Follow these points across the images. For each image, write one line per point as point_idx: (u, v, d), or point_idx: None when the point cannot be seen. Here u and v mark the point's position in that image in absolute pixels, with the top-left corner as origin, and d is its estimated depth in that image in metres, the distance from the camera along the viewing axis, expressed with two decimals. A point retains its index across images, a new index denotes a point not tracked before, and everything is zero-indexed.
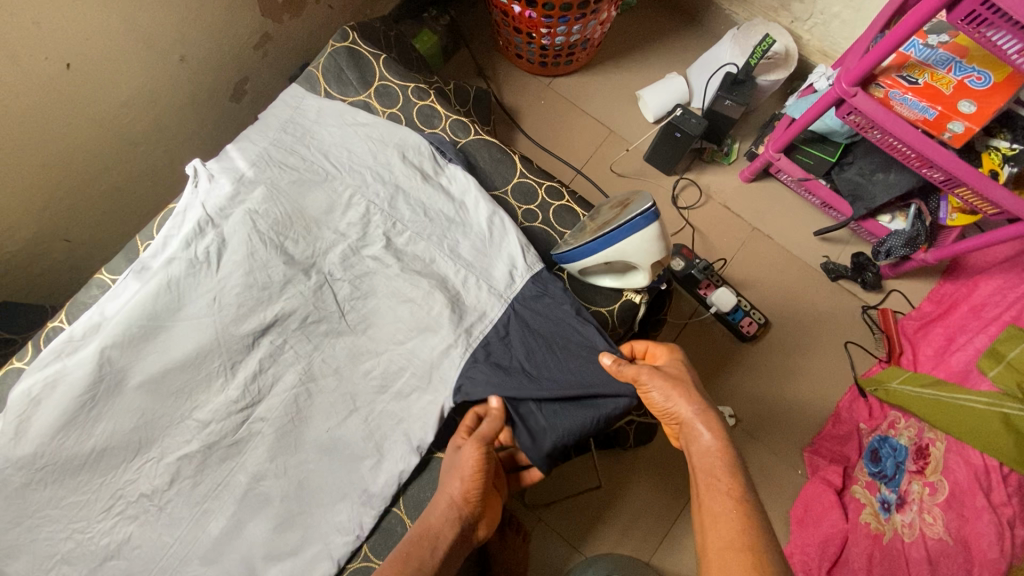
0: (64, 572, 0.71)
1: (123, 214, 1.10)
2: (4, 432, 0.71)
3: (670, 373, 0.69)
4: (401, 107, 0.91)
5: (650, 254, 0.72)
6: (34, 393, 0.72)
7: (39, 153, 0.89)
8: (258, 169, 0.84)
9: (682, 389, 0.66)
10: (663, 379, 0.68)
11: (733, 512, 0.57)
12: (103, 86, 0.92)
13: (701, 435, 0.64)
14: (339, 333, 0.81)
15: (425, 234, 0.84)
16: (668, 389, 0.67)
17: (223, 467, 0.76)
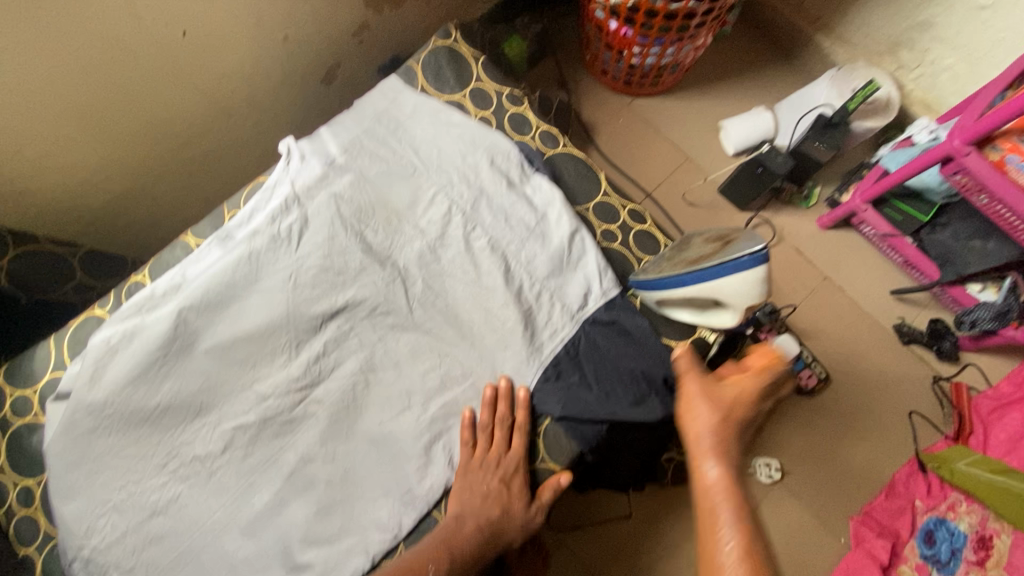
0: (112, 520, 0.73)
1: (209, 180, 1.15)
2: (81, 376, 0.74)
3: (717, 392, 0.68)
4: (494, 110, 0.89)
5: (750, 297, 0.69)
6: (112, 342, 0.75)
7: (143, 114, 0.94)
8: (350, 156, 0.87)
9: (717, 412, 0.66)
10: (707, 395, 0.68)
11: (734, 559, 0.53)
12: (214, 55, 0.96)
13: (711, 465, 0.61)
14: (404, 327, 0.81)
15: (505, 242, 0.81)
16: (709, 406, 0.67)
17: (275, 443, 0.77)
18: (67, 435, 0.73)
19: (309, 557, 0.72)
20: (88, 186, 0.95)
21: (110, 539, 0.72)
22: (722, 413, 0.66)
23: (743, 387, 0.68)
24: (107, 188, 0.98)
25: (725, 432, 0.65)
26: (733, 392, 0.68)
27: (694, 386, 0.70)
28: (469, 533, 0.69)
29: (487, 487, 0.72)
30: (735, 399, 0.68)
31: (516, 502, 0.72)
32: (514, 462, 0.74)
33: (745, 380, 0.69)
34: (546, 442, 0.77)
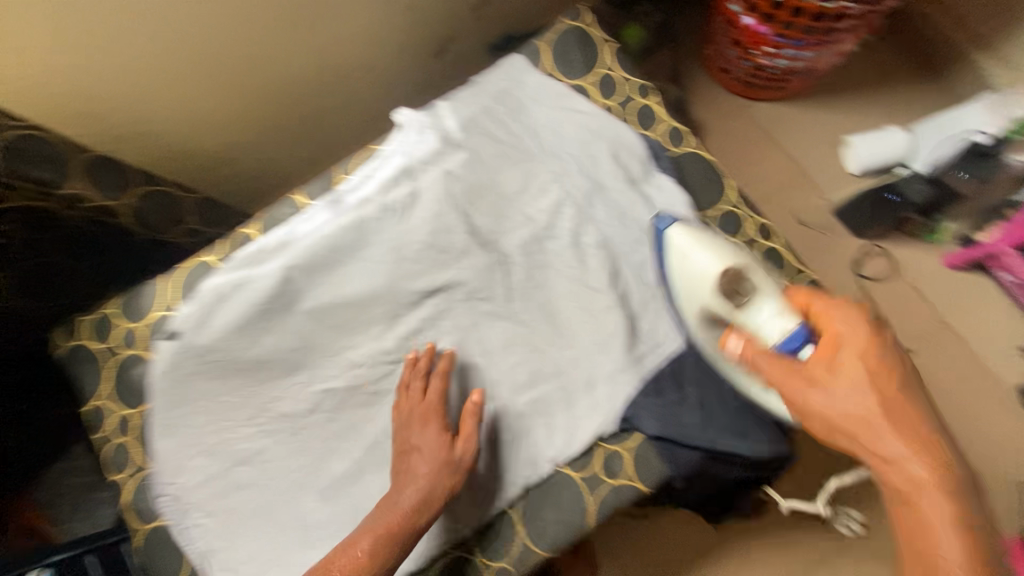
0: (203, 462, 0.75)
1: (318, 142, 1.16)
2: (189, 319, 0.75)
3: (838, 374, 0.57)
4: (619, 100, 0.84)
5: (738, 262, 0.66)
6: (220, 290, 0.75)
7: (265, 70, 0.95)
8: (466, 133, 0.85)
9: (865, 394, 0.55)
10: (834, 384, 0.56)
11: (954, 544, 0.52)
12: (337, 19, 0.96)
13: (884, 445, 0.55)
14: (499, 316, 0.78)
15: (617, 242, 0.76)
16: (842, 396, 0.56)
17: (360, 412, 0.77)
18: (170, 374, 0.75)
19: None
20: (207, 134, 0.98)
21: (197, 479, 0.75)
22: (867, 391, 0.55)
23: (859, 338, 0.58)
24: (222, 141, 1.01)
25: (884, 404, 0.55)
26: (861, 355, 0.57)
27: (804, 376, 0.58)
28: (407, 512, 0.66)
29: (420, 444, 0.70)
30: (869, 364, 0.56)
31: (429, 442, 0.70)
32: (432, 412, 0.72)
33: (865, 334, 0.58)
34: (634, 459, 0.71)
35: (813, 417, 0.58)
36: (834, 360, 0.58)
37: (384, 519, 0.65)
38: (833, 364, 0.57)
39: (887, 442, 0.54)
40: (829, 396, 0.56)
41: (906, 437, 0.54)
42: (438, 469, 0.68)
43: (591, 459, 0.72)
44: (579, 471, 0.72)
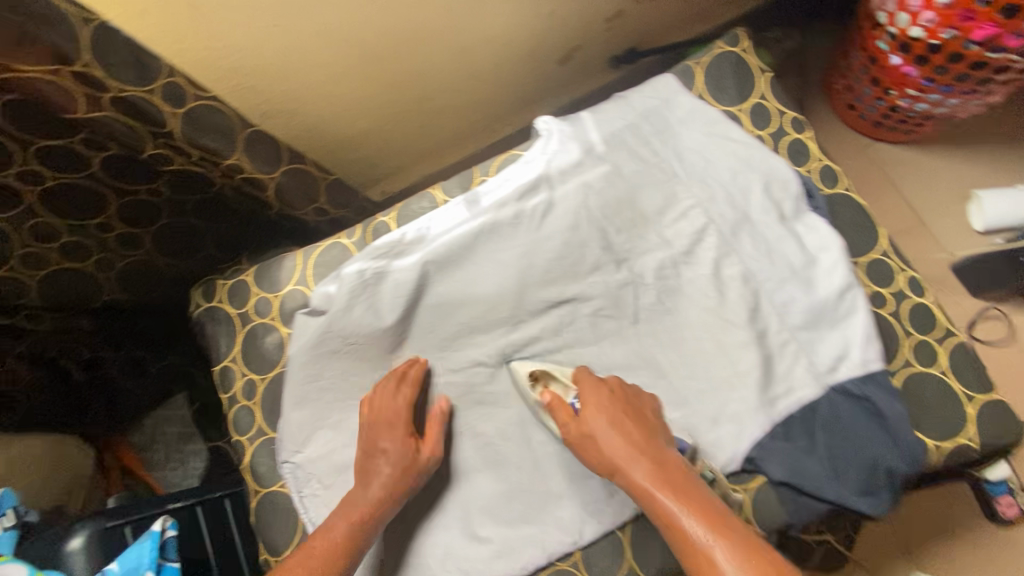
0: (326, 435, 0.78)
1: (424, 133, 1.24)
2: (336, 301, 0.79)
3: (598, 412, 0.68)
4: (772, 132, 0.83)
5: (541, 365, 0.76)
6: (364, 276, 0.79)
7: (409, 62, 1.02)
8: (609, 147, 0.84)
9: (615, 432, 0.66)
10: (591, 420, 0.68)
11: None
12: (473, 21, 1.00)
13: (680, 516, 0.59)
14: (624, 336, 0.77)
15: (761, 278, 0.74)
16: (600, 432, 0.67)
17: (476, 411, 0.78)
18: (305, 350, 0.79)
19: (488, 532, 0.73)
20: (345, 117, 1.06)
21: (320, 453, 0.78)
22: (617, 428, 0.67)
23: (619, 407, 0.68)
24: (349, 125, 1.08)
25: (659, 466, 0.64)
26: (618, 407, 0.68)
27: (579, 430, 0.69)
28: (373, 502, 0.68)
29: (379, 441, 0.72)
30: (623, 407, 0.69)
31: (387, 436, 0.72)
32: (399, 419, 0.74)
33: (639, 397, 0.70)
34: (754, 501, 0.70)
35: (598, 455, 0.67)
36: (582, 413, 0.69)
37: (355, 510, 0.67)
38: (589, 413, 0.69)
39: (685, 498, 0.60)
40: (585, 432, 0.68)
41: (666, 487, 0.61)
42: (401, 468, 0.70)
43: None
44: None
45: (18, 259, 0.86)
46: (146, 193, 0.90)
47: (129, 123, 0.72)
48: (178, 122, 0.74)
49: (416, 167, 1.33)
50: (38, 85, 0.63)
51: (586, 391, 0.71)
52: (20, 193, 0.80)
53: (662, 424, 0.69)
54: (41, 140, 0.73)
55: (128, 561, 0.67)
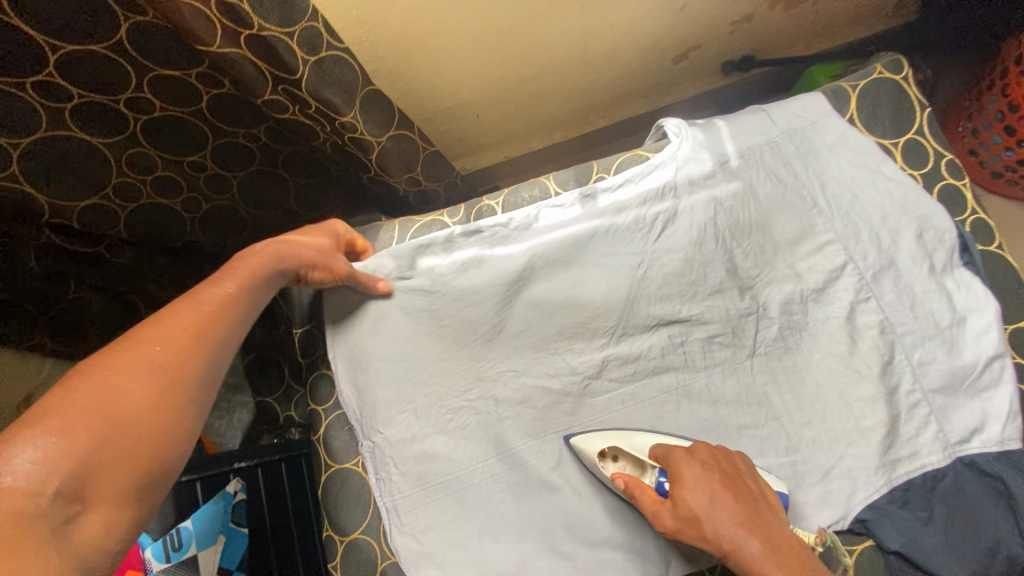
0: (409, 421, 0.75)
1: (517, 114, 1.17)
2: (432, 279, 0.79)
3: (700, 493, 0.58)
4: (926, 173, 0.76)
5: (608, 441, 0.70)
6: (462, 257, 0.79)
7: (526, 35, 0.96)
8: (745, 162, 0.77)
9: (721, 513, 0.56)
10: (693, 502, 0.58)
11: None
12: (594, 8, 0.95)
13: None
14: (737, 368, 0.73)
15: (900, 331, 0.69)
16: (708, 503, 0.58)
17: (567, 420, 0.75)
18: (401, 331, 0.77)
19: (570, 550, 0.69)
20: (449, 86, 1.01)
21: (398, 440, 0.75)
22: (724, 508, 0.57)
23: (716, 479, 0.59)
24: (440, 101, 1.05)
25: (774, 547, 0.54)
26: (718, 481, 0.59)
27: (677, 512, 0.59)
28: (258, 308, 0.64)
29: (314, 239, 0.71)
30: (724, 479, 0.59)
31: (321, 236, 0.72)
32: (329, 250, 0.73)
33: (745, 469, 0.61)
34: (858, 566, 0.65)
35: (704, 540, 0.57)
36: (678, 492, 0.60)
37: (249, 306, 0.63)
38: (688, 493, 0.59)
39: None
40: (686, 515, 0.58)
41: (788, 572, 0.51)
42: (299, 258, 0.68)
43: None
44: None
45: (113, 188, 0.82)
46: (244, 137, 0.85)
47: (259, 66, 0.67)
48: (308, 70, 0.69)
49: (500, 149, 1.26)
50: (183, 10, 0.57)
51: (678, 467, 0.61)
52: (126, 120, 0.75)
53: (762, 491, 0.60)
54: (161, 70, 0.69)
55: (201, 521, 0.66)
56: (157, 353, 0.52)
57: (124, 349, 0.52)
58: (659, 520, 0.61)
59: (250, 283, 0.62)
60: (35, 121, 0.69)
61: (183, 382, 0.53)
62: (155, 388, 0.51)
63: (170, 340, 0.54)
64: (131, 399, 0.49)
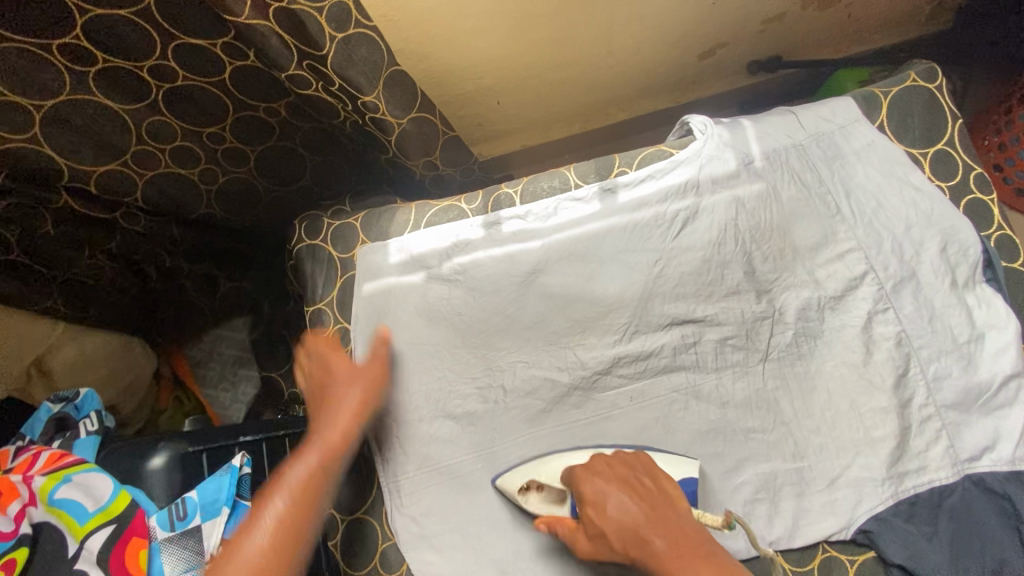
0: (420, 402, 0.77)
1: (537, 103, 1.15)
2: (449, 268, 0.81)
3: (603, 509, 0.60)
4: (953, 186, 0.75)
5: (526, 474, 0.70)
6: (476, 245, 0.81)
7: (552, 24, 0.95)
8: (770, 164, 0.76)
9: (621, 523, 0.58)
10: (598, 519, 0.60)
11: None
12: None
13: None
14: (748, 372, 0.72)
15: (918, 344, 0.68)
16: (612, 507, 0.60)
17: (572, 413, 0.75)
18: (418, 316, 0.80)
19: (570, 542, 0.70)
20: (472, 70, 1.01)
21: (407, 420, 0.76)
22: (625, 517, 0.58)
23: (616, 485, 0.61)
24: (460, 84, 1.03)
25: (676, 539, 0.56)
26: (618, 490, 0.61)
27: (588, 534, 0.61)
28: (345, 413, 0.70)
29: (348, 383, 0.71)
30: (630, 484, 0.62)
31: (348, 377, 0.72)
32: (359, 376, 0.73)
33: (656, 472, 0.64)
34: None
35: (616, 557, 0.59)
36: (585, 513, 0.61)
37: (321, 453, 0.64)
38: (592, 514, 0.60)
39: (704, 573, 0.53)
40: (596, 534, 0.60)
41: (684, 562, 0.54)
42: (347, 427, 0.67)
43: (812, 558, 0.67)
44: (793, 564, 0.67)
45: (131, 155, 0.81)
46: (264, 111, 0.85)
47: (284, 39, 0.66)
48: (335, 47, 0.69)
49: (517, 138, 1.25)
50: None
51: (581, 486, 0.63)
52: (148, 87, 0.75)
53: (661, 488, 0.62)
54: (185, 38, 0.68)
55: (207, 492, 0.65)
56: (289, 511, 0.58)
57: (245, 539, 0.55)
58: (576, 547, 0.62)
59: (317, 476, 0.62)
60: (57, 82, 0.69)
61: (299, 512, 0.59)
62: (274, 530, 0.56)
63: (304, 488, 0.61)
64: (251, 553, 0.54)
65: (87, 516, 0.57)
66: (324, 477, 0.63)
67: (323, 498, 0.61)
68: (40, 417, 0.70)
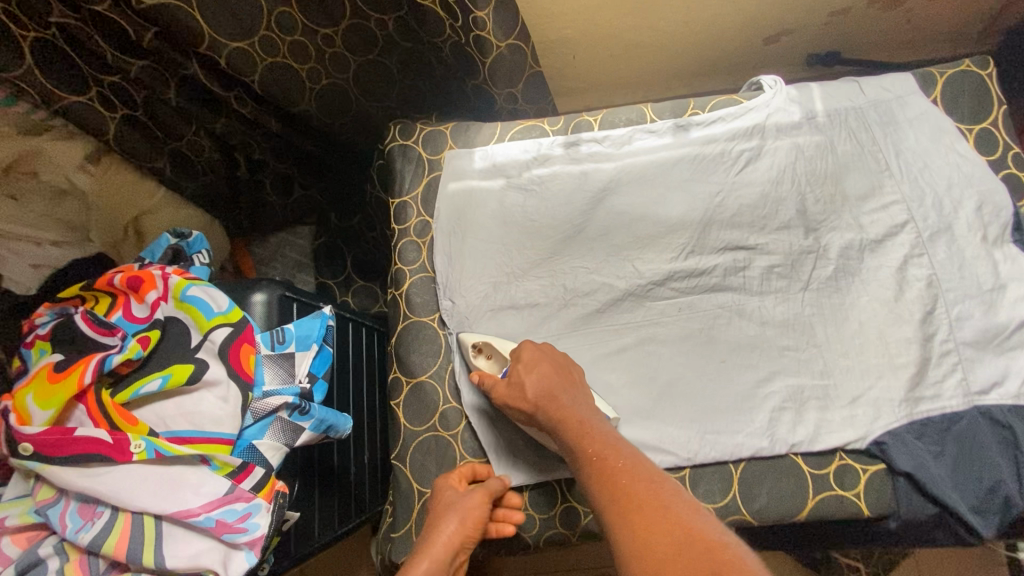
0: (487, 290, 0.85)
1: (607, 63, 1.24)
2: (526, 180, 0.89)
3: (532, 368, 0.70)
4: (993, 161, 0.83)
5: (486, 338, 0.79)
6: (552, 160, 0.89)
7: None
8: (831, 121, 0.85)
9: (541, 382, 0.69)
10: (524, 373, 0.70)
11: (688, 504, 0.52)
12: None
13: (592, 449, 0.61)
14: (788, 298, 0.80)
15: (946, 287, 0.76)
16: (535, 377, 0.69)
17: (624, 317, 0.82)
18: (493, 217, 0.88)
19: None
20: (558, 18, 1.10)
21: (474, 304, 0.85)
22: (545, 379, 0.69)
23: (548, 361, 0.71)
24: (544, 33, 1.14)
25: (576, 408, 0.67)
26: (549, 362, 0.71)
27: (508, 382, 0.72)
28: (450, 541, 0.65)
29: (446, 508, 0.69)
30: (556, 366, 0.71)
31: (451, 499, 0.70)
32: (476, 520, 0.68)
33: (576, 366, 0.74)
34: (866, 482, 0.73)
35: (522, 402, 0.69)
36: (516, 369, 0.71)
37: None
38: (522, 368, 0.71)
39: (593, 428, 0.63)
40: (515, 382, 0.71)
41: (578, 422, 0.65)
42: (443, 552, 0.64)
43: (828, 462, 0.74)
44: (811, 466, 0.74)
45: (258, 38, 0.90)
46: (375, 23, 0.93)
47: None
48: None
49: (581, 97, 1.34)
50: None
51: (522, 351, 0.73)
52: None
53: (576, 374, 0.72)
54: None
55: (303, 327, 0.71)
56: None
57: None
58: (493, 390, 0.73)
59: None
60: None
61: None
62: None
63: None
64: None
65: (211, 314, 0.64)
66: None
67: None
68: (159, 244, 0.78)
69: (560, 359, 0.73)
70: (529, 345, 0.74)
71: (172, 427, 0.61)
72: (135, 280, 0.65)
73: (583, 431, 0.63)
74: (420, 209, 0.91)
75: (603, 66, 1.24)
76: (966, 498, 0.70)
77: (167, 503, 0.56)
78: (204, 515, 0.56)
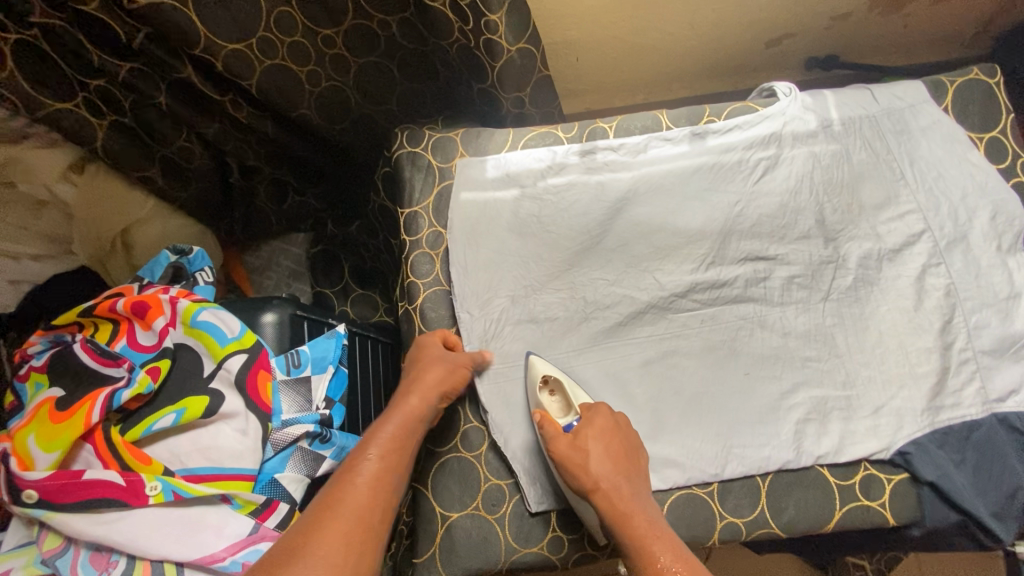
0: (504, 303, 0.83)
1: (611, 66, 1.22)
2: (541, 190, 0.87)
3: (600, 441, 0.70)
4: (1003, 169, 0.84)
5: (557, 373, 0.77)
6: (567, 168, 0.87)
7: None
8: (845, 129, 0.85)
9: (608, 459, 0.69)
10: (591, 443, 0.69)
11: None
12: None
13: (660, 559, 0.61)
14: (809, 308, 0.80)
15: (964, 296, 0.77)
16: (601, 456, 0.68)
17: (644, 328, 0.81)
18: (508, 228, 0.86)
19: None
20: (563, 20, 1.08)
21: (492, 318, 0.82)
22: (610, 457, 0.69)
23: (615, 438, 0.71)
24: (549, 35, 1.11)
25: (638, 503, 0.67)
26: (619, 441, 0.71)
27: (571, 441, 0.70)
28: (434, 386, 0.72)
29: (431, 367, 0.74)
30: (621, 445, 0.71)
31: (434, 363, 0.74)
32: (457, 374, 0.74)
33: (641, 449, 0.72)
34: (892, 492, 0.74)
35: (583, 472, 0.68)
36: (582, 432, 0.71)
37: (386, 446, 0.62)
38: (591, 436, 0.70)
39: (657, 532, 0.64)
40: (579, 449, 0.69)
41: (641, 520, 0.65)
42: (429, 394, 0.71)
43: (854, 473, 0.74)
44: (837, 478, 0.74)
45: (256, 41, 0.85)
46: (378, 24, 0.89)
47: None
48: None
49: (582, 100, 1.32)
50: None
51: (595, 415, 0.72)
52: None
53: (640, 459, 0.72)
54: None
55: (318, 349, 0.68)
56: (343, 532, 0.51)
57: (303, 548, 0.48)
58: (551, 441, 0.71)
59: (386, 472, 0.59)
60: None
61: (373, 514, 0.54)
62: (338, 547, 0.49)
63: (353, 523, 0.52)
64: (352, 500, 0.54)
65: (224, 341, 0.60)
66: (396, 445, 0.63)
67: (397, 477, 0.59)
68: (159, 262, 0.74)
69: (630, 436, 0.72)
70: (596, 410, 0.73)
71: (187, 465, 0.57)
72: (140, 305, 0.61)
73: (645, 531, 0.64)
74: (431, 220, 0.88)
75: (607, 68, 1.22)
76: (989, 504, 0.71)
77: (187, 550, 0.52)
78: (229, 559, 0.53)
